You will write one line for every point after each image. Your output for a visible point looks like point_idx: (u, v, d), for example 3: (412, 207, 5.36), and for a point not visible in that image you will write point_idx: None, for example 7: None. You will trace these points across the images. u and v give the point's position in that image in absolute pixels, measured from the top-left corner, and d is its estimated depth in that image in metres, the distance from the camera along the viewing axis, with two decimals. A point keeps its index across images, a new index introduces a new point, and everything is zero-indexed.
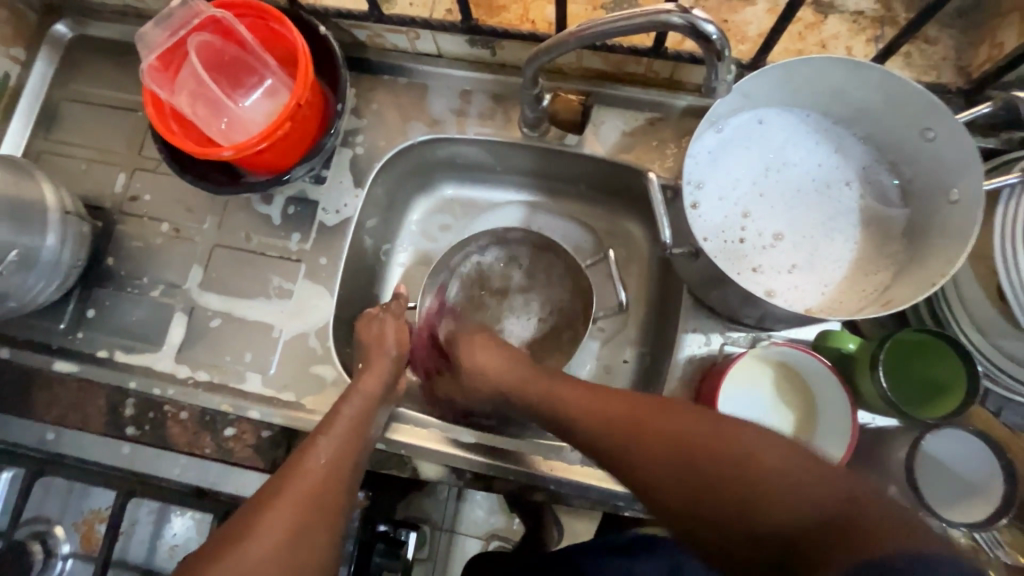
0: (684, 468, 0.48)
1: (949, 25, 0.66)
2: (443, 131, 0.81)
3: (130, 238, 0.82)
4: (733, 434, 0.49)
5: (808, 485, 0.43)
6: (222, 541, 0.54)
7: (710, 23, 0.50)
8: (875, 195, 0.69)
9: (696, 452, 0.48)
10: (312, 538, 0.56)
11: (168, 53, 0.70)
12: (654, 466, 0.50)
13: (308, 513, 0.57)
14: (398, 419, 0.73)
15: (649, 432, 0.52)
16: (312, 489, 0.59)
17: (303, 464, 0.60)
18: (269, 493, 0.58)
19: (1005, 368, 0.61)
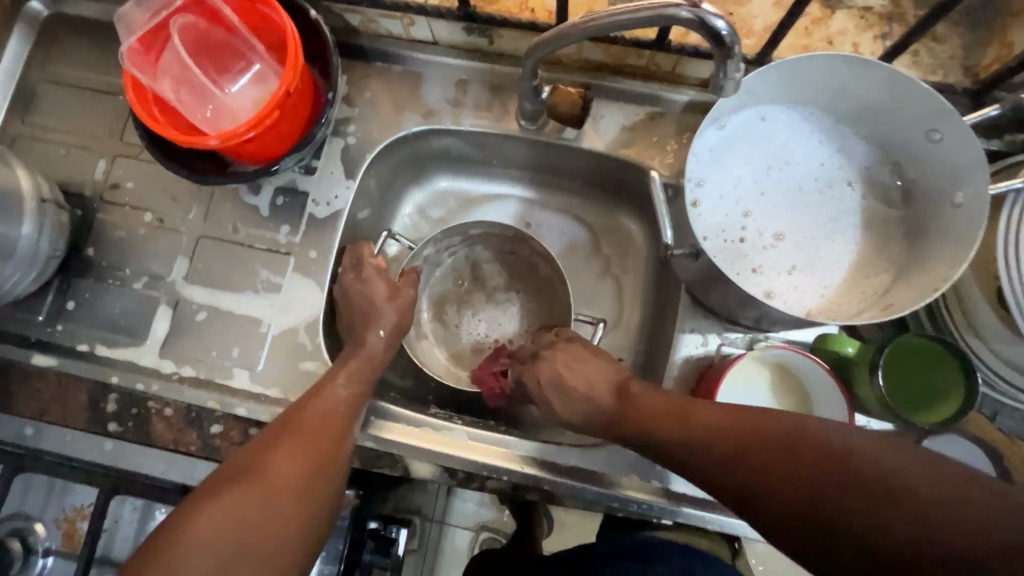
0: (777, 483, 0.45)
1: (958, 23, 0.64)
2: (439, 122, 0.78)
3: (111, 228, 0.79)
4: (812, 434, 0.45)
5: (913, 490, 0.40)
6: (244, 456, 0.58)
7: (720, 18, 0.48)
8: (877, 196, 0.68)
9: (782, 467, 0.45)
10: (327, 471, 0.60)
11: (150, 35, 0.67)
12: (749, 487, 0.47)
13: (326, 450, 0.61)
14: (389, 418, 0.72)
15: (733, 442, 0.49)
16: (330, 426, 0.62)
17: (322, 402, 0.64)
18: (292, 428, 0.61)
19: (1002, 373, 0.61)
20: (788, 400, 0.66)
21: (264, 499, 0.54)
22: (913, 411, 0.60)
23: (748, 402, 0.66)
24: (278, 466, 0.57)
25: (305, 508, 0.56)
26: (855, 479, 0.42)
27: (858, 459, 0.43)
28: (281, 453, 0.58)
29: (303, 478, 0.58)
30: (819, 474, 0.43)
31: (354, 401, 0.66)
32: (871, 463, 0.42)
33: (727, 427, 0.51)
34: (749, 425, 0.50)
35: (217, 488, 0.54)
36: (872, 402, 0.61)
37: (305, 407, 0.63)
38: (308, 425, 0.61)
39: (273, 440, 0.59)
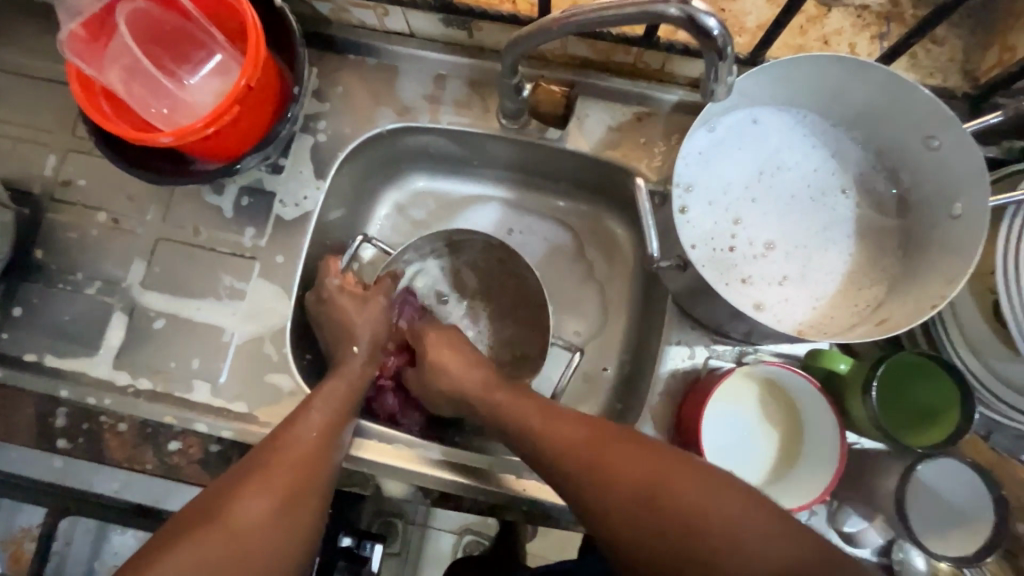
0: (652, 524, 0.49)
1: (958, 24, 0.61)
2: (415, 119, 0.74)
3: (62, 228, 0.74)
4: (682, 489, 0.49)
5: (770, 555, 0.45)
6: (214, 498, 0.53)
7: (713, 16, 0.44)
8: (872, 204, 0.65)
9: (660, 521, 0.49)
10: (300, 508, 0.56)
11: (97, 21, 0.61)
12: (614, 529, 0.50)
13: (300, 488, 0.56)
14: (363, 435, 0.68)
15: (618, 481, 0.51)
16: (306, 459, 0.58)
17: (297, 434, 0.59)
18: (262, 464, 0.56)
19: (998, 392, 0.59)
20: (776, 417, 0.64)
21: (235, 548, 0.51)
22: (909, 431, 0.57)
23: (735, 420, 0.63)
24: (246, 509, 0.53)
25: (275, 552, 0.53)
26: (711, 529, 0.47)
27: (724, 514, 0.47)
28: (249, 493, 0.54)
29: (274, 518, 0.54)
30: (688, 533, 0.47)
31: (332, 430, 0.61)
32: (735, 526, 0.47)
33: (608, 464, 0.52)
34: (622, 468, 0.52)
35: (174, 539, 0.50)
36: (865, 422, 0.59)
37: (277, 438, 0.59)
38: (280, 461, 0.57)
39: (240, 478, 0.55)
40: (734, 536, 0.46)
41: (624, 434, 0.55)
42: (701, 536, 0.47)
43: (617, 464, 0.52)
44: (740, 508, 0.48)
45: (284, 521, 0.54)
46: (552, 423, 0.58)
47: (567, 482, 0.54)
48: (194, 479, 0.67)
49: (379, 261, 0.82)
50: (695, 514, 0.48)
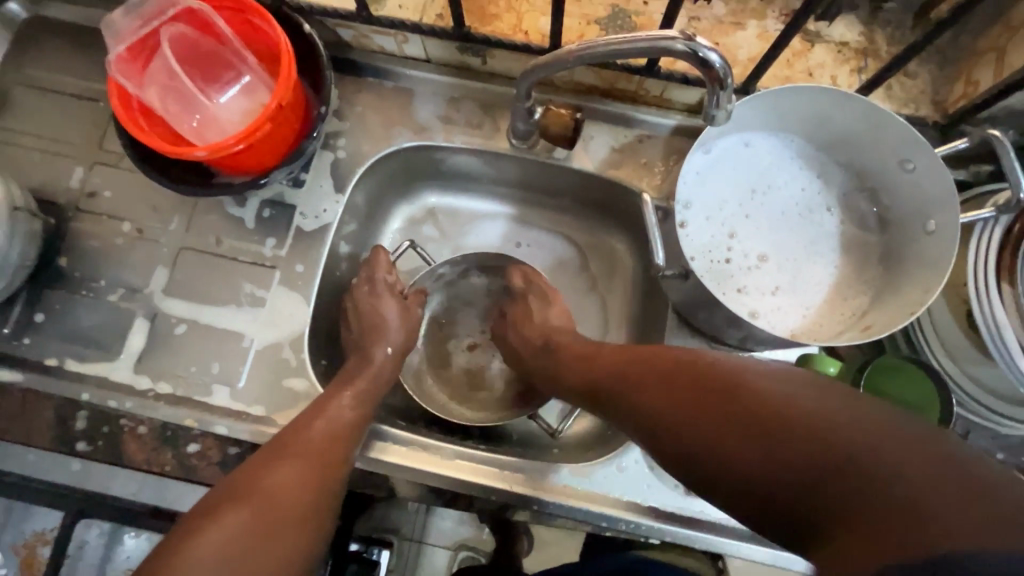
0: (694, 418, 0.45)
1: (927, 61, 0.68)
2: (430, 138, 0.79)
3: (86, 238, 0.76)
4: (729, 372, 0.45)
5: (827, 427, 0.37)
6: (248, 481, 0.55)
7: (713, 51, 0.49)
8: (855, 221, 0.71)
9: (692, 385, 0.47)
10: (326, 486, 0.59)
11: (138, 43, 0.66)
12: (652, 411, 0.49)
13: (327, 468, 0.60)
14: (383, 438, 0.70)
15: (653, 373, 0.52)
16: (332, 441, 0.61)
17: (324, 418, 0.62)
18: (291, 445, 0.59)
19: (973, 395, 0.64)
20: None
21: (268, 524, 0.53)
22: None
23: None
24: (278, 483, 0.56)
25: (303, 524, 0.56)
26: (771, 420, 0.40)
27: (788, 396, 0.41)
28: (282, 475, 0.56)
29: (304, 494, 0.57)
30: (734, 403, 0.43)
31: (356, 415, 0.65)
32: (783, 392, 0.41)
33: (637, 371, 0.53)
34: (673, 363, 0.50)
35: (211, 512, 0.52)
36: None
37: (302, 424, 0.61)
38: (309, 442, 0.60)
39: (271, 457, 0.58)
40: (816, 431, 0.38)
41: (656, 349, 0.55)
42: (742, 400, 0.42)
43: (669, 365, 0.51)
44: (803, 392, 0.41)
45: (312, 496, 0.57)
46: (606, 352, 0.60)
47: (607, 392, 0.56)
48: (211, 480, 0.68)
49: (414, 270, 0.86)
50: (746, 388, 0.43)
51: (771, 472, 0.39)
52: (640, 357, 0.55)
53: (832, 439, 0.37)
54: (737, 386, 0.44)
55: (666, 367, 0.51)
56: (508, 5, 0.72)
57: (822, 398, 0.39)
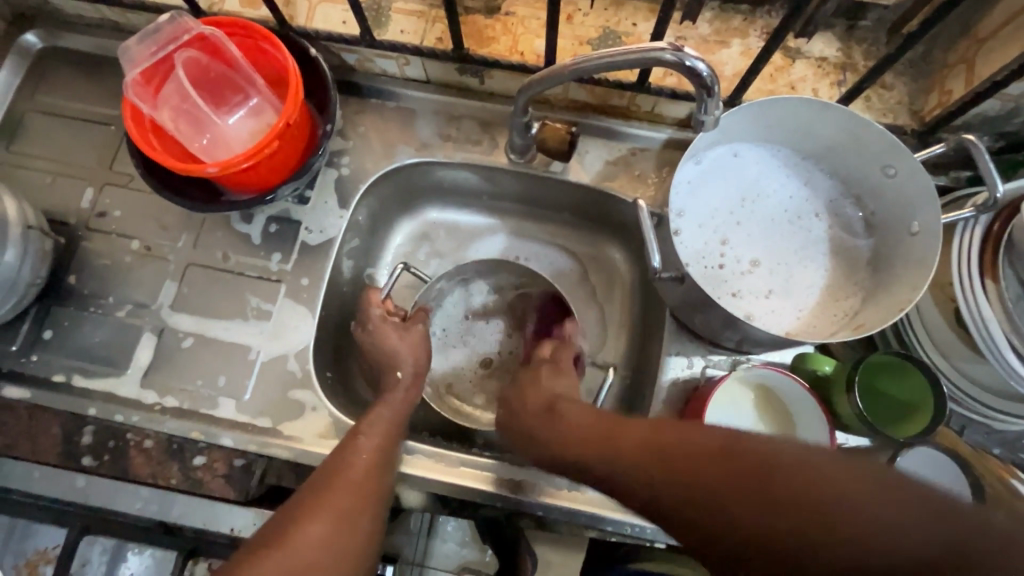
0: (685, 484, 0.46)
1: (903, 73, 0.72)
2: (431, 155, 0.82)
3: (96, 256, 0.78)
4: (746, 449, 0.45)
5: (828, 483, 0.41)
6: (281, 524, 0.56)
7: (700, 60, 0.53)
8: (842, 225, 0.73)
9: (737, 482, 0.44)
10: (376, 503, 0.62)
11: (152, 67, 0.69)
12: (675, 502, 0.46)
13: (358, 508, 0.60)
14: None
15: (659, 452, 0.48)
16: (378, 459, 0.64)
17: (365, 437, 0.65)
18: (339, 464, 0.62)
19: (966, 389, 0.65)
20: (771, 419, 0.69)
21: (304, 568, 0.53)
22: (888, 424, 0.63)
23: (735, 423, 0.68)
24: (336, 504, 0.58)
25: (358, 544, 0.58)
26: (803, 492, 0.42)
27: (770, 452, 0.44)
28: (313, 517, 0.56)
29: (357, 509, 0.59)
30: (750, 478, 0.43)
31: (397, 432, 0.67)
32: (793, 472, 0.42)
33: (659, 447, 0.49)
34: (708, 446, 0.46)
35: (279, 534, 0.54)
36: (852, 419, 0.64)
37: (330, 462, 0.62)
38: (359, 463, 0.62)
39: (324, 479, 0.60)
40: (802, 488, 0.42)
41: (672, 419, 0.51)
42: (768, 489, 0.42)
43: (669, 438, 0.49)
44: (809, 458, 0.43)
45: (365, 515, 0.60)
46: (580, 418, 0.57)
47: (612, 456, 0.51)
48: (217, 492, 0.69)
49: (410, 289, 0.88)
50: (798, 483, 0.42)
51: (763, 530, 0.42)
52: (632, 429, 0.52)
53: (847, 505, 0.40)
54: (727, 452, 0.45)
55: (671, 440, 0.48)
56: (504, 29, 0.76)
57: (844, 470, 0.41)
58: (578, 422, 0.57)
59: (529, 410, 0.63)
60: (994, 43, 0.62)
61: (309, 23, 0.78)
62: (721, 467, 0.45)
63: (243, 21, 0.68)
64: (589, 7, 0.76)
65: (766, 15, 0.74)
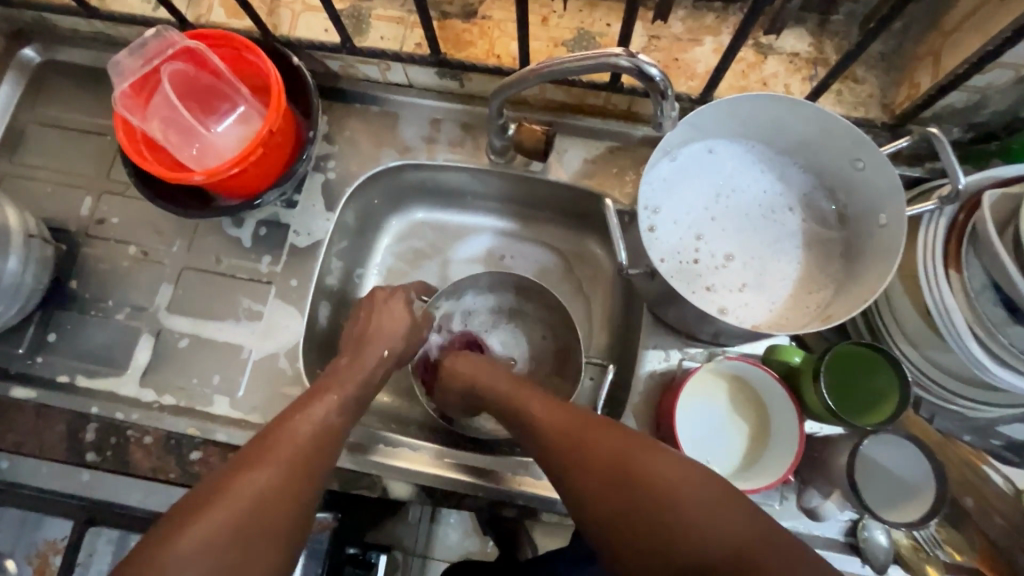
0: (589, 476, 0.54)
1: (875, 66, 0.73)
2: (414, 157, 0.84)
3: (96, 261, 0.82)
4: (642, 462, 0.53)
5: (696, 504, 0.50)
6: (220, 482, 0.54)
7: (654, 66, 0.55)
8: (816, 218, 0.75)
9: (619, 479, 0.53)
10: (293, 499, 0.56)
11: (141, 80, 0.72)
12: (580, 481, 0.55)
13: (306, 466, 0.58)
14: (383, 442, 0.74)
15: (575, 442, 0.57)
16: (300, 450, 0.59)
17: (288, 427, 0.60)
18: (256, 453, 0.57)
19: (935, 378, 0.66)
20: (744, 409, 0.70)
21: (246, 515, 0.53)
22: (854, 413, 0.64)
23: (708, 413, 0.70)
24: (241, 497, 0.53)
25: (303, 496, 0.57)
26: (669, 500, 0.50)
27: (662, 466, 0.52)
28: (256, 469, 0.55)
29: (268, 501, 0.54)
30: (635, 480, 0.52)
31: (328, 424, 0.63)
32: (673, 482, 0.51)
33: (586, 437, 0.56)
34: (620, 449, 0.54)
35: (169, 531, 0.51)
36: (817, 406, 0.65)
37: (277, 424, 0.61)
38: (297, 433, 0.60)
39: (239, 466, 0.56)
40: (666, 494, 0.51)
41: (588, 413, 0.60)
42: (656, 498, 0.51)
43: (578, 428, 0.58)
44: (697, 489, 0.51)
45: (277, 510, 0.55)
46: (523, 396, 0.65)
47: (529, 432, 0.62)
48: None
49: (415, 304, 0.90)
50: (664, 493, 0.51)
51: (632, 521, 0.51)
52: (555, 411, 0.61)
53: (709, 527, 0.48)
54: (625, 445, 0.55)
55: (580, 431, 0.58)
56: (481, 33, 0.78)
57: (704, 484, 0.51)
58: (521, 394, 0.66)
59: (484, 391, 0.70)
60: (958, 36, 0.63)
61: (292, 31, 0.80)
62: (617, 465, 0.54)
63: (227, 33, 0.71)
64: (563, 9, 0.77)
65: (738, 12, 0.75)
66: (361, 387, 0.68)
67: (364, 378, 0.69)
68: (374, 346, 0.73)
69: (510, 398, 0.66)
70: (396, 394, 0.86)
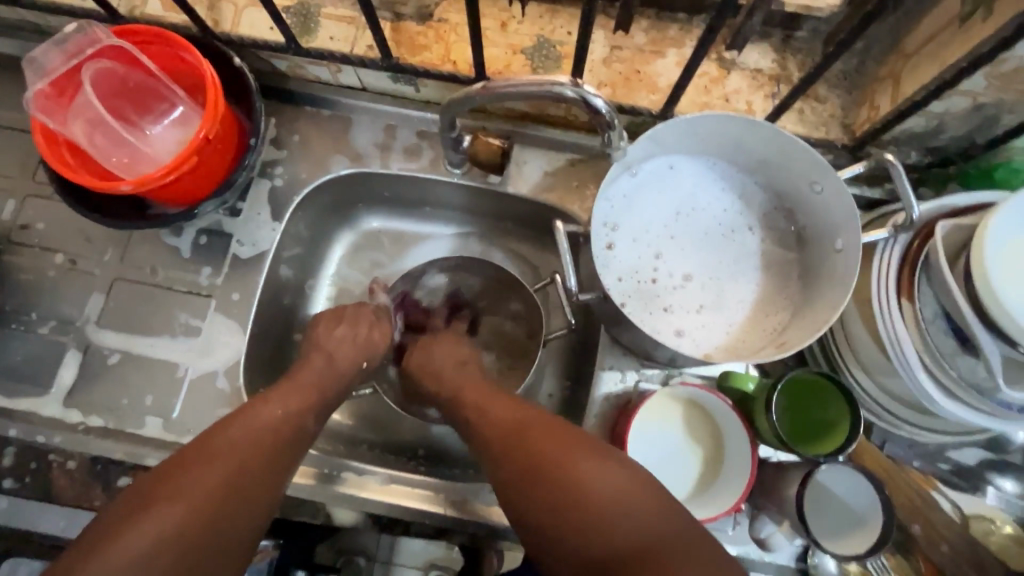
0: (520, 481, 0.54)
1: (837, 86, 0.72)
2: (366, 165, 0.80)
3: (19, 271, 0.76)
4: (573, 465, 0.52)
5: (613, 505, 0.49)
6: (165, 477, 0.51)
7: (599, 97, 0.57)
8: (775, 239, 0.74)
9: (542, 481, 0.52)
10: (251, 500, 0.53)
11: (63, 78, 0.66)
12: (510, 482, 0.55)
13: (264, 461, 0.56)
14: (333, 467, 0.71)
15: (513, 439, 0.56)
16: (262, 448, 0.57)
17: (251, 423, 0.58)
18: (211, 450, 0.54)
19: (884, 403, 0.66)
20: (699, 433, 0.69)
21: (202, 509, 0.50)
22: (806, 442, 0.63)
23: (662, 437, 0.68)
24: (195, 494, 0.51)
25: (260, 491, 0.55)
26: (592, 507, 0.50)
27: (585, 471, 0.52)
28: (210, 464, 0.53)
29: (225, 498, 0.52)
30: (561, 489, 0.51)
31: (292, 424, 0.60)
32: (608, 497, 0.50)
33: (538, 450, 0.54)
34: (546, 447, 0.54)
35: (111, 532, 0.47)
36: (770, 435, 0.65)
37: (234, 416, 0.58)
38: (258, 428, 0.58)
39: (195, 460, 0.53)
40: (592, 504, 0.50)
41: (535, 410, 0.59)
42: (585, 510, 0.49)
43: (510, 421, 0.58)
44: (624, 497, 0.50)
45: (230, 511, 0.52)
46: (461, 385, 0.66)
47: (473, 429, 0.61)
48: None
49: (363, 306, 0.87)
50: (583, 501, 0.50)
51: (557, 527, 0.50)
52: (504, 410, 0.60)
53: (633, 530, 0.48)
54: (565, 441, 0.54)
55: (512, 423, 0.58)
56: (436, 36, 0.74)
57: (632, 490, 0.50)
58: (477, 392, 0.64)
59: (436, 364, 0.70)
60: (917, 60, 0.62)
61: (235, 28, 0.75)
62: (541, 467, 0.53)
63: (157, 30, 0.65)
64: (523, 14, 0.74)
65: (702, 25, 0.73)
66: (325, 391, 0.67)
67: (338, 388, 0.68)
68: (348, 353, 0.71)
69: (462, 389, 0.65)
70: (347, 413, 0.82)
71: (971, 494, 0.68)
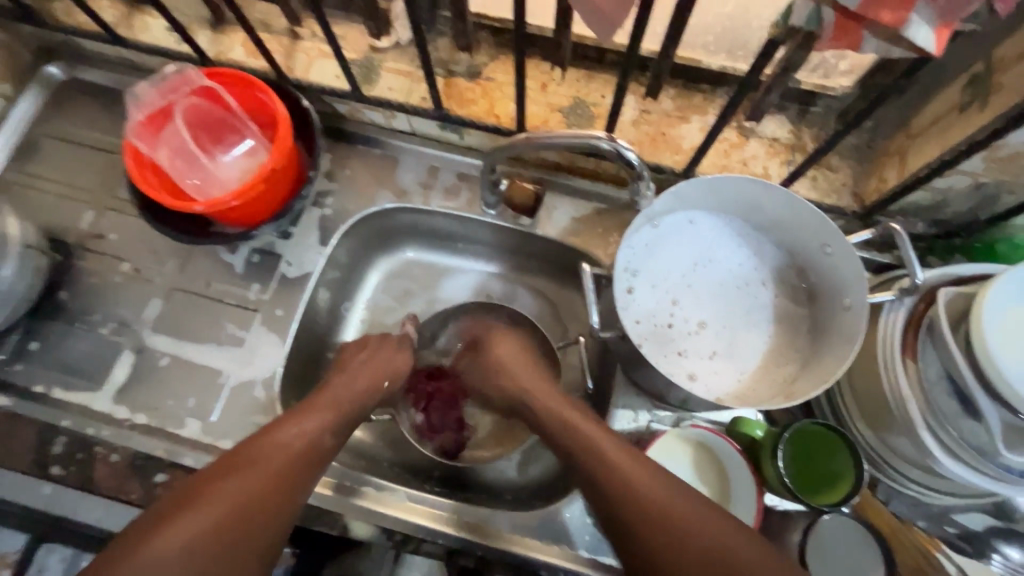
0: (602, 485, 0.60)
1: (848, 157, 0.77)
2: (409, 201, 0.87)
3: (88, 275, 0.84)
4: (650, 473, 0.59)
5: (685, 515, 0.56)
6: (197, 487, 0.58)
7: (631, 151, 0.64)
8: (787, 294, 0.78)
9: (622, 489, 0.59)
10: (276, 508, 0.59)
11: (156, 110, 0.75)
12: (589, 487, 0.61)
13: (289, 472, 0.61)
14: (353, 480, 0.75)
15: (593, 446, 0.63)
16: (286, 462, 0.62)
17: (278, 437, 0.63)
18: (241, 462, 0.60)
19: (888, 460, 0.69)
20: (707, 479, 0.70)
21: (224, 517, 0.56)
22: (810, 491, 0.66)
23: None
24: (224, 502, 0.57)
25: (285, 502, 0.60)
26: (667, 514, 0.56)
27: (661, 484, 0.58)
28: (235, 476, 0.59)
29: (248, 508, 0.57)
30: (643, 497, 0.58)
31: (315, 437, 0.65)
32: (682, 510, 0.56)
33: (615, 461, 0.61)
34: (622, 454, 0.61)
35: (148, 533, 0.54)
36: (777, 483, 0.67)
37: (264, 432, 0.63)
38: (284, 442, 0.63)
39: (223, 472, 0.59)
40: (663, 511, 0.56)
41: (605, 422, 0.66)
42: (659, 513, 0.56)
43: (584, 429, 0.65)
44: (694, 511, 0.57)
45: (254, 518, 0.57)
46: (532, 385, 0.74)
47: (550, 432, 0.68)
48: None
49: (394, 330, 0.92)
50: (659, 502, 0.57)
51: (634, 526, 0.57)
52: (581, 419, 0.67)
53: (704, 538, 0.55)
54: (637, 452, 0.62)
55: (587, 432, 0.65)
56: (483, 92, 0.83)
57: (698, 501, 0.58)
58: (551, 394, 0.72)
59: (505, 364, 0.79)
60: (922, 140, 0.68)
61: (306, 75, 0.85)
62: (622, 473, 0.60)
63: (241, 73, 0.74)
64: (562, 77, 0.82)
65: (725, 95, 0.80)
66: (347, 406, 0.71)
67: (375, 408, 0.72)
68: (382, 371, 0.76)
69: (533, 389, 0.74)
70: (370, 431, 0.86)
71: (976, 560, 0.69)
